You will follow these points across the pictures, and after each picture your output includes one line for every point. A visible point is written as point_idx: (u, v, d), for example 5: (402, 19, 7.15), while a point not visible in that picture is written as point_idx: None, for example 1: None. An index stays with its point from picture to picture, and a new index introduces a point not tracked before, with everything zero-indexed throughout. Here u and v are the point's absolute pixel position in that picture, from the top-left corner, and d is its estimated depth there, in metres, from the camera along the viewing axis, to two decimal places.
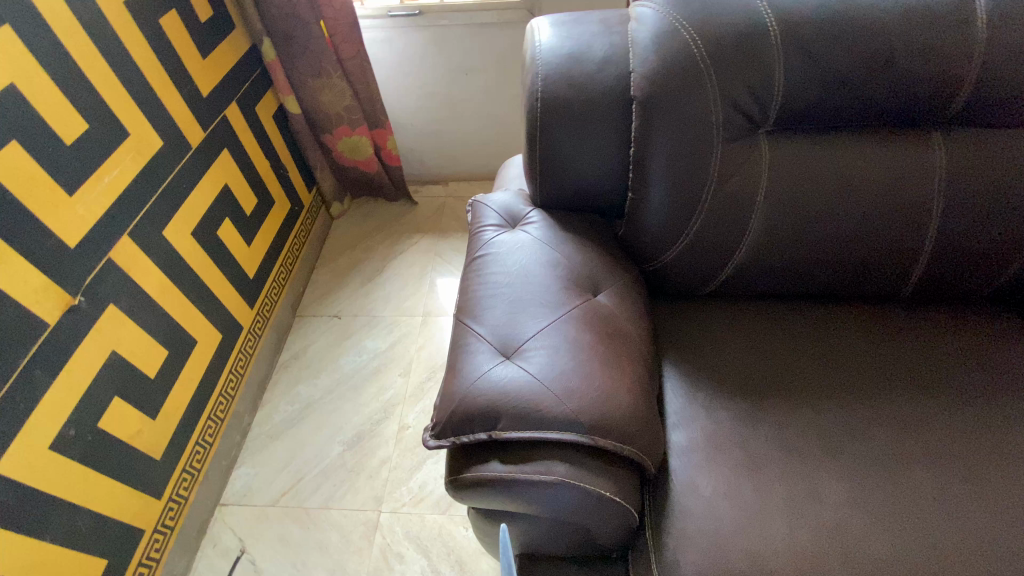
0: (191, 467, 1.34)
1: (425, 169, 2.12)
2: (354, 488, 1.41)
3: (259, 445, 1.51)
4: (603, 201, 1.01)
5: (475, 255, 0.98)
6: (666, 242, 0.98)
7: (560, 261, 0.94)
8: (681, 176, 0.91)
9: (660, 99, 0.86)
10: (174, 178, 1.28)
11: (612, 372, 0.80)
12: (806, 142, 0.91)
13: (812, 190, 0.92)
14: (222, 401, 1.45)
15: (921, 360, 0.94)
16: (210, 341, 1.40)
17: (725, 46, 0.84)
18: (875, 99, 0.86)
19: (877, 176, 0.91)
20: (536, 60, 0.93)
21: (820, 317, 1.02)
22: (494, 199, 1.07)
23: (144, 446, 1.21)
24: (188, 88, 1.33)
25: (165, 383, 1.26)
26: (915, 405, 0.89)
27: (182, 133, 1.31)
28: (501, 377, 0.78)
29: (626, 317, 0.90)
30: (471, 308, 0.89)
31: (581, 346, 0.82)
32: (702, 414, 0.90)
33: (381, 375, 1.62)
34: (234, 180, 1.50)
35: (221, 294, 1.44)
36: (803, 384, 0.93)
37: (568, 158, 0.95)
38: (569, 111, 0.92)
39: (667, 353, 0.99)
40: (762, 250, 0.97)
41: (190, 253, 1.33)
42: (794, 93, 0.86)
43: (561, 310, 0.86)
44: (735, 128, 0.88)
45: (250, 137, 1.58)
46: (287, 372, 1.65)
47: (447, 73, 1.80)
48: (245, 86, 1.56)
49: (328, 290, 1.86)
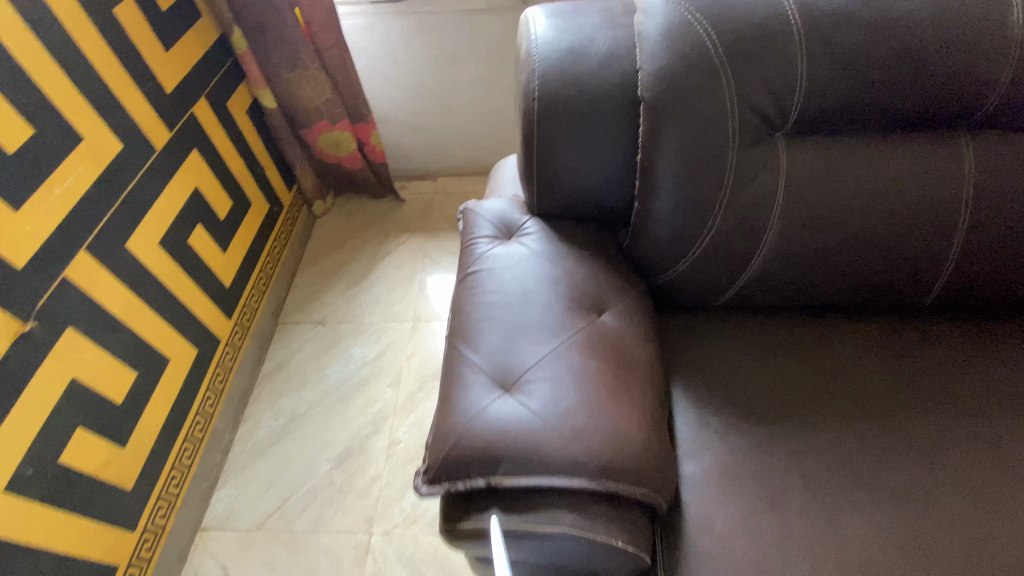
0: (168, 492, 1.26)
1: (412, 164, 2.01)
2: (343, 509, 1.34)
3: (241, 463, 1.43)
4: (606, 210, 0.93)
5: (467, 271, 0.90)
6: (675, 255, 0.90)
7: (561, 278, 0.86)
8: (693, 184, 0.83)
9: (670, 102, 0.78)
10: (137, 185, 1.17)
11: (622, 405, 0.73)
12: (828, 145, 0.84)
13: (832, 201, 0.85)
14: (200, 420, 1.37)
15: (942, 378, 0.89)
16: (185, 358, 1.31)
17: (743, 41, 0.76)
18: (905, 97, 0.79)
19: (902, 184, 0.84)
20: (532, 55, 0.84)
21: (835, 332, 0.96)
22: (487, 207, 0.98)
23: (114, 476, 1.13)
24: (150, 84, 1.21)
25: (136, 407, 1.17)
26: (938, 430, 0.84)
27: (145, 135, 1.20)
28: (500, 415, 0.70)
29: (632, 340, 0.83)
30: (464, 333, 0.81)
31: (587, 377, 0.74)
32: (716, 443, 0.84)
33: (370, 386, 1.54)
34: (205, 184, 1.40)
35: (194, 308, 1.34)
36: (818, 408, 0.87)
37: (569, 165, 0.87)
38: (570, 114, 0.83)
39: (675, 374, 0.92)
40: (777, 264, 0.90)
41: (159, 266, 1.23)
42: (818, 93, 0.78)
43: (564, 335, 0.79)
44: (752, 131, 0.81)
45: (222, 135, 1.47)
46: (271, 384, 1.56)
47: (433, 63, 1.69)
48: (216, 80, 1.44)
49: (312, 295, 1.76)
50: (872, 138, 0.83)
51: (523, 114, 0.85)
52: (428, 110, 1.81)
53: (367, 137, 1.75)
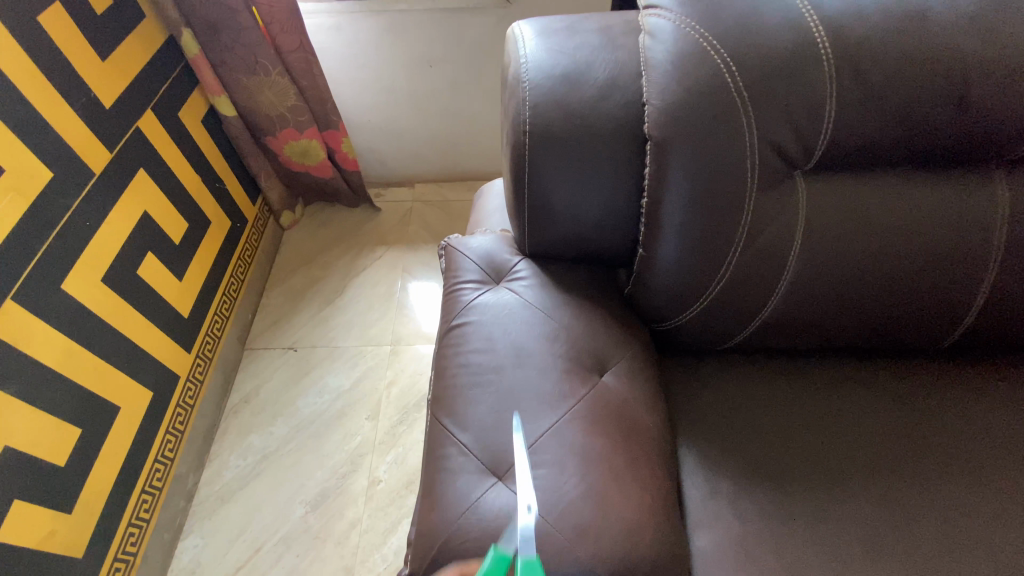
0: (125, 553, 1.15)
1: (387, 170, 1.86)
2: (320, 557, 1.24)
3: (208, 509, 1.31)
4: (605, 253, 0.83)
5: (451, 323, 0.80)
6: (683, 302, 0.81)
7: (558, 335, 0.76)
8: (705, 230, 0.75)
9: (679, 140, 0.70)
10: (73, 217, 1.03)
11: (629, 492, 0.65)
12: (850, 183, 0.75)
13: (854, 243, 0.77)
14: (159, 468, 1.24)
15: (965, 429, 0.83)
16: (140, 402, 1.19)
17: (764, 72, 0.68)
18: (938, 133, 0.71)
19: (929, 225, 0.76)
20: (523, 80, 0.74)
21: (851, 376, 0.89)
22: (472, 243, 0.87)
23: (60, 546, 1.01)
24: (84, 100, 1.07)
25: (83, 465, 1.05)
26: (964, 490, 0.77)
27: (80, 158, 1.05)
28: (492, 512, 0.62)
29: (637, 404, 0.75)
30: (449, 405, 0.72)
31: (591, 459, 0.66)
32: (728, 512, 0.77)
33: (346, 419, 1.44)
34: (155, 206, 1.25)
35: (148, 346, 1.21)
36: (835, 467, 0.80)
37: (565, 207, 0.77)
38: (567, 150, 0.73)
39: (681, 430, 0.84)
40: (793, 310, 0.82)
41: (103, 305, 1.10)
42: (843, 128, 0.70)
43: (563, 407, 0.70)
44: (771, 172, 0.73)
45: (174, 151, 1.32)
46: (238, 419, 1.45)
47: (408, 65, 1.55)
48: (164, 88, 1.29)
49: (282, 316, 1.63)
50: (899, 176, 0.76)
51: (513, 150, 0.75)
52: (403, 114, 1.67)
53: (337, 144, 1.61)
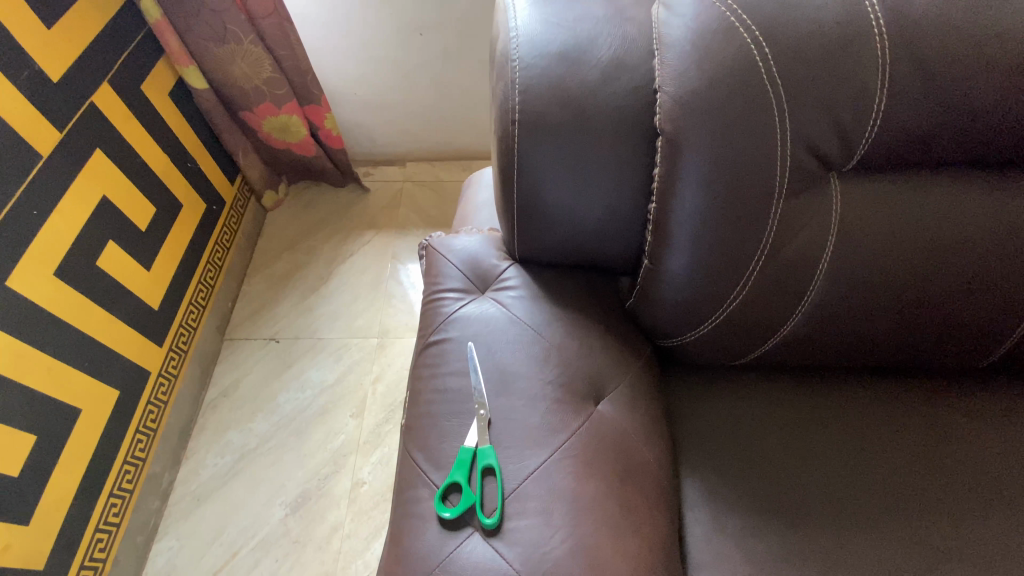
0: (92, 559, 1.09)
1: (376, 147, 1.72)
2: (301, 563, 1.17)
3: (184, 510, 1.24)
4: (606, 261, 0.73)
5: (429, 338, 0.71)
6: (693, 318, 0.72)
7: (549, 356, 0.68)
8: (722, 241, 0.65)
9: (696, 134, 0.60)
10: (16, 207, 0.93)
11: (625, 544, 0.58)
12: (894, 187, 0.65)
13: (892, 256, 0.66)
14: (129, 469, 1.17)
15: (998, 461, 0.74)
16: (105, 404, 1.11)
17: (805, 55, 0.58)
18: (998, 130, 0.61)
19: (980, 236, 0.66)
20: (512, 58, 0.62)
21: (874, 398, 0.80)
22: (456, 244, 0.77)
23: (16, 560, 0.94)
24: (26, 74, 0.95)
25: (40, 474, 0.98)
26: (997, 534, 0.69)
27: (24, 139, 0.94)
28: (467, 568, 0.55)
29: (637, 436, 0.66)
30: (424, 437, 0.64)
31: (583, 506, 0.59)
32: (733, 553, 0.69)
33: (329, 415, 1.34)
34: (116, 190, 1.14)
35: (113, 343, 1.13)
36: (853, 502, 0.72)
37: (561, 210, 0.67)
38: (564, 144, 0.62)
39: (685, 458, 0.76)
40: (816, 328, 0.72)
41: (57, 302, 1.01)
42: (889, 123, 0.60)
43: (551, 444, 0.62)
44: (803, 174, 0.62)
45: (137, 127, 1.19)
46: (216, 415, 1.36)
47: (397, 33, 1.41)
48: (126, 57, 1.15)
49: (263, 304, 1.52)
50: (953, 179, 0.65)
51: (501, 145, 0.64)
52: (392, 87, 1.53)
53: (320, 120, 1.48)
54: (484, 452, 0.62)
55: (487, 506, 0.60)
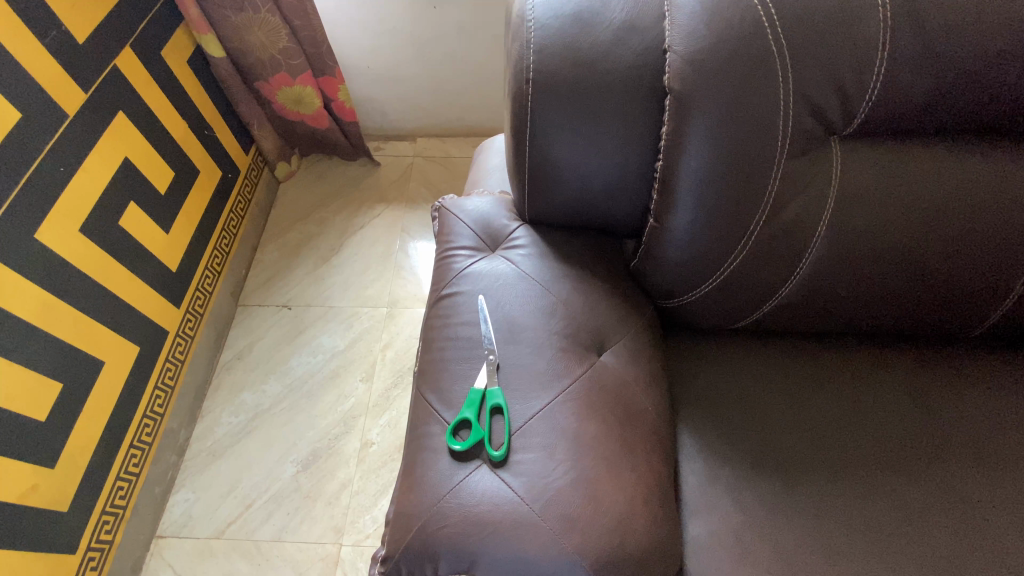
0: (114, 505, 1.13)
1: (388, 122, 1.75)
2: (310, 516, 1.22)
3: (200, 465, 1.29)
4: (612, 223, 0.77)
5: (442, 292, 0.75)
6: (694, 278, 0.75)
7: (556, 306, 0.71)
8: (726, 198, 0.67)
9: (704, 95, 0.63)
10: (44, 163, 0.96)
11: (622, 480, 0.62)
12: (893, 154, 0.67)
13: (889, 221, 0.69)
14: (148, 423, 1.22)
15: (984, 424, 0.77)
16: (125, 359, 1.15)
17: (811, 19, 0.60)
18: (997, 99, 0.63)
19: (977, 206, 0.68)
20: (528, 19, 0.65)
21: (873, 363, 0.83)
22: (468, 206, 0.80)
23: (42, 502, 0.99)
24: (53, 33, 0.97)
25: (65, 420, 1.03)
26: (971, 485, 0.73)
27: (52, 98, 0.97)
28: (475, 495, 0.59)
29: (637, 386, 0.70)
30: (436, 380, 0.69)
31: (586, 443, 0.63)
32: (726, 500, 0.73)
33: (339, 379, 1.39)
34: (138, 152, 1.17)
35: (132, 299, 1.17)
36: (836, 455, 0.75)
37: (572, 168, 0.69)
38: (576, 102, 0.64)
39: (683, 414, 0.79)
40: (814, 291, 0.75)
41: (82, 257, 1.05)
42: (890, 90, 0.62)
43: (556, 388, 0.66)
44: (805, 137, 0.65)
45: (157, 92, 1.21)
46: (231, 376, 1.40)
47: (411, 6, 1.41)
48: (147, 21, 1.17)
49: (276, 272, 1.56)
50: (951, 148, 0.67)
51: (516, 103, 0.66)
52: (404, 62, 1.55)
53: (334, 92, 1.50)
54: (493, 393, 0.66)
55: (496, 440, 0.64)
